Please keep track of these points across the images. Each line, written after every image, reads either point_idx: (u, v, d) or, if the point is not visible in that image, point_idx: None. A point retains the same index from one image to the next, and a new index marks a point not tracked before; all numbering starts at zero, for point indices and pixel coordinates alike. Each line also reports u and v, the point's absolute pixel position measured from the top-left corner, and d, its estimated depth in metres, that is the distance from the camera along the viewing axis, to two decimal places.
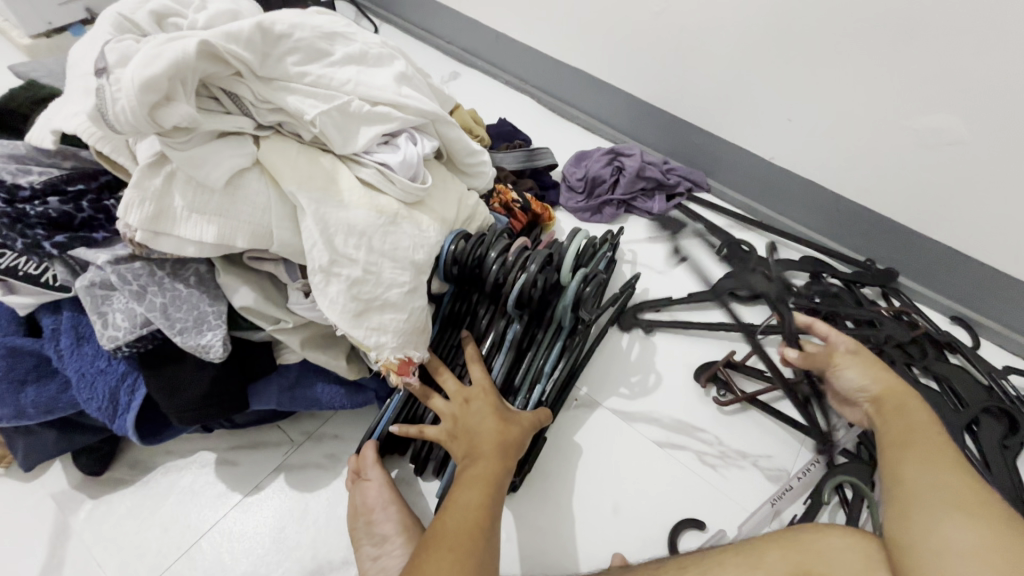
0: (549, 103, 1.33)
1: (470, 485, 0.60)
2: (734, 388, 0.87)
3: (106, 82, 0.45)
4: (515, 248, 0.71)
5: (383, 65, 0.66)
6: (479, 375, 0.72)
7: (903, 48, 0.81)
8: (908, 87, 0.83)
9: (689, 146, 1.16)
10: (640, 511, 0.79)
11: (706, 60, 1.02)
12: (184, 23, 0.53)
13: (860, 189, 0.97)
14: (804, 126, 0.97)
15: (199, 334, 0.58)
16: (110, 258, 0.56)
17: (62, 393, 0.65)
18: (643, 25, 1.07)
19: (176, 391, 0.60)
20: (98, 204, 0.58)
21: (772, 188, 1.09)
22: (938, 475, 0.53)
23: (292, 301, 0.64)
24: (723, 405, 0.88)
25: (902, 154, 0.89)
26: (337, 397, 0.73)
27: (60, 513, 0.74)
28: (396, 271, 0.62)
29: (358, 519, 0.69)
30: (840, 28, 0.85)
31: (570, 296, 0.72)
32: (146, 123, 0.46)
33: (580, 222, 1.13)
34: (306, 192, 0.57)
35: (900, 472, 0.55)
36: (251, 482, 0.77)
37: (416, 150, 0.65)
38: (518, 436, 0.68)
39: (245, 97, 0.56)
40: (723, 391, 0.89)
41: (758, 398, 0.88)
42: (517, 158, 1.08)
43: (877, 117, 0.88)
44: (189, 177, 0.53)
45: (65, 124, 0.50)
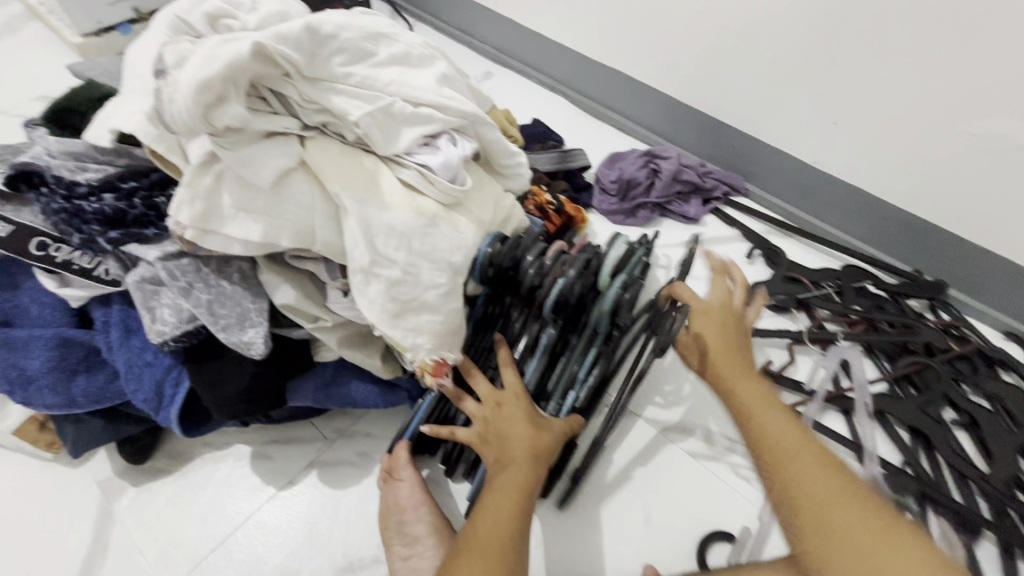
0: (582, 104, 1.32)
1: (502, 491, 0.60)
2: None
3: (164, 84, 0.46)
4: (552, 253, 0.71)
5: (425, 65, 0.66)
6: (512, 379, 0.71)
7: (961, 49, 0.78)
8: (966, 89, 0.80)
9: (728, 149, 1.13)
10: (671, 522, 0.77)
11: (748, 61, 1.00)
12: (236, 25, 0.54)
13: (911, 197, 0.93)
14: (851, 130, 0.94)
15: (242, 330, 0.59)
16: (160, 255, 0.58)
17: (110, 383, 0.67)
18: (683, 25, 1.05)
19: (218, 386, 0.61)
20: (149, 201, 0.59)
21: (814, 194, 1.05)
22: (814, 468, 0.52)
23: (332, 300, 0.65)
24: None
25: (957, 161, 0.86)
26: (371, 395, 0.74)
27: (105, 500, 0.76)
28: (434, 273, 0.62)
29: (390, 518, 0.69)
30: (894, 28, 0.81)
31: (608, 304, 0.70)
32: (201, 123, 0.47)
33: (614, 225, 1.11)
34: (350, 193, 0.58)
35: (778, 462, 0.54)
36: (285, 477, 0.79)
37: (457, 151, 0.65)
38: (549, 443, 0.67)
39: (291, 97, 0.57)
40: None
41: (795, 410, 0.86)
42: (551, 159, 1.09)
43: (931, 121, 0.85)
44: (238, 176, 0.54)
45: (123, 123, 0.51)
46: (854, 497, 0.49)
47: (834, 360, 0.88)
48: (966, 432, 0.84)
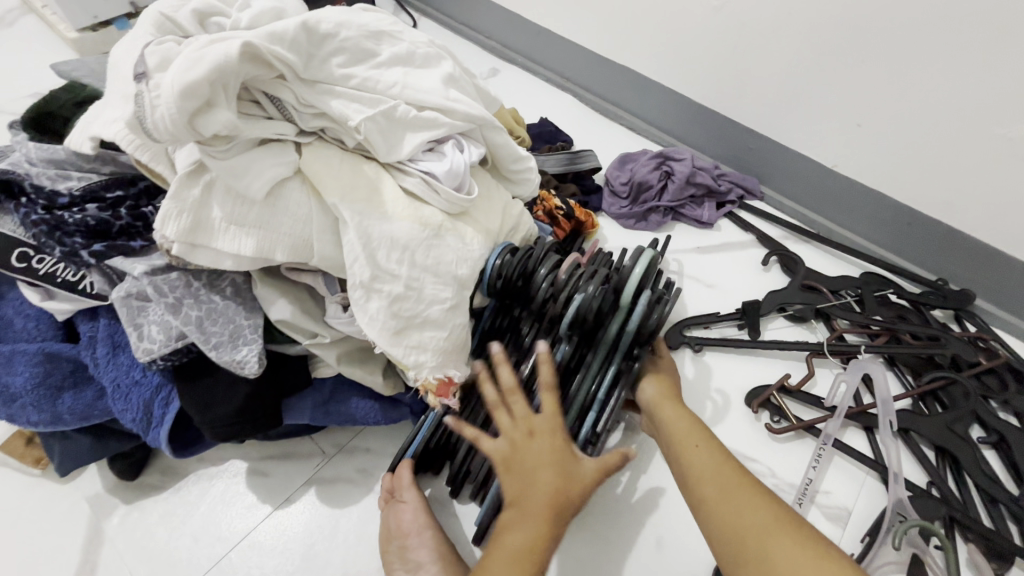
0: (593, 103, 1.27)
1: (511, 560, 0.55)
2: (789, 415, 0.82)
3: (145, 88, 0.42)
4: (566, 265, 0.67)
5: (430, 65, 0.62)
6: (548, 408, 0.63)
7: (998, 48, 0.72)
8: (1002, 91, 0.74)
9: (744, 150, 1.08)
10: (685, 545, 0.74)
11: (767, 59, 0.95)
12: (227, 23, 0.50)
13: (939, 203, 0.88)
14: (876, 133, 0.89)
15: (234, 348, 0.56)
16: (146, 269, 0.54)
17: (98, 401, 0.63)
18: (699, 21, 1.00)
19: (209, 406, 0.58)
20: (136, 211, 0.56)
21: (834, 199, 1.01)
22: (746, 502, 0.53)
23: (330, 315, 0.61)
24: (776, 432, 0.82)
25: (991, 166, 0.81)
26: (372, 412, 0.70)
27: (95, 518, 0.73)
28: (438, 287, 0.58)
29: (391, 542, 0.66)
30: (927, 26, 0.76)
31: (632, 322, 0.67)
32: (186, 131, 0.43)
33: (625, 230, 1.06)
34: (349, 204, 0.54)
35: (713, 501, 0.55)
36: (282, 495, 0.75)
37: (463, 158, 0.61)
38: (576, 497, 0.60)
39: (287, 102, 0.53)
40: (777, 418, 0.84)
41: (815, 427, 0.82)
42: (560, 161, 1.05)
43: (963, 124, 0.80)
44: (229, 187, 0.50)
45: (103, 131, 0.47)
46: (787, 524, 0.50)
47: (856, 373, 0.79)
48: (995, 452, 0.79)
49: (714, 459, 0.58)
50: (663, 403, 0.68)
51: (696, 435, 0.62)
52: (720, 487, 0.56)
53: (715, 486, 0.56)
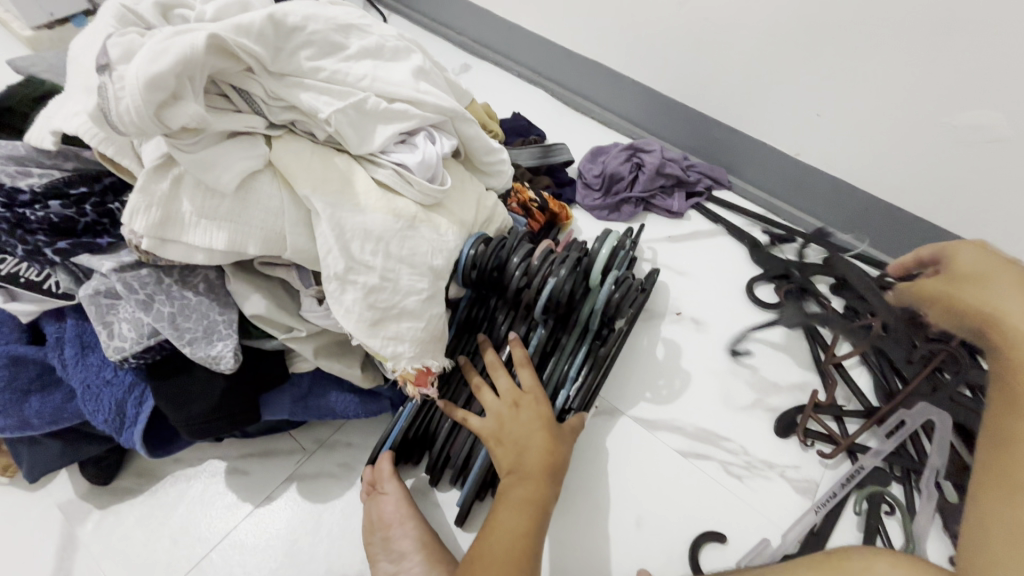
0: (564, 97, 1.29)
1: (516, 509, 0.60)
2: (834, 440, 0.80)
3: (108, 80, 0.42)
4: (539, 253, 0.68)
5: (400, 58, 0.63)
6: (529, 379, 0.70)
7: (944, 41, 0.77)
8: (950, 81, 0.79)
9: (712, 141, 1.11)
10: (663, 522, 0.76)
11: (730, 52, 0.98)
12: (191, 15, 0.50)
13: (893, 189, 0.93)
14: (833, 123, 0.93)
15: (209, 344, 0.56)
16: (115, 266, 0.54)
17: (67, 403, 0.62)
18: (665, 16, 1.02)
19: (184, 404, 0.57)
20: (101, 208, 0.56)
21: (797, 186, 1.04)
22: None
23: (305, 309, 0.61)
24: (827, 459, 0.80)
25: (940, 153, 0.85)
26: (351, 406, 0.70)
27: (67, 524, 0.72)
28: (414, 278, 0.59)
29: (375, 534, 0.66)
30: (878, 19, 0.80)
31: (600, 303, 0.70)
32: (153, 124, 0.43)
33: (599, 221, 1.08)
34: (321, 196, 0.54)
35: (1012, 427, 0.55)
36: (262, 493, 0.75)
37: (435, 149, 0.62)
38: (564, 455, 0.66)
39: (255, 94, 0.53)
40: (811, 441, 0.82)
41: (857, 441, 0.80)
42: (533, 154, 1.06)
43: (914, 113, 0.84)
44: (199, 180, 0.50)
45: (65, 125, 0.47)
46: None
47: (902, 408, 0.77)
48: None
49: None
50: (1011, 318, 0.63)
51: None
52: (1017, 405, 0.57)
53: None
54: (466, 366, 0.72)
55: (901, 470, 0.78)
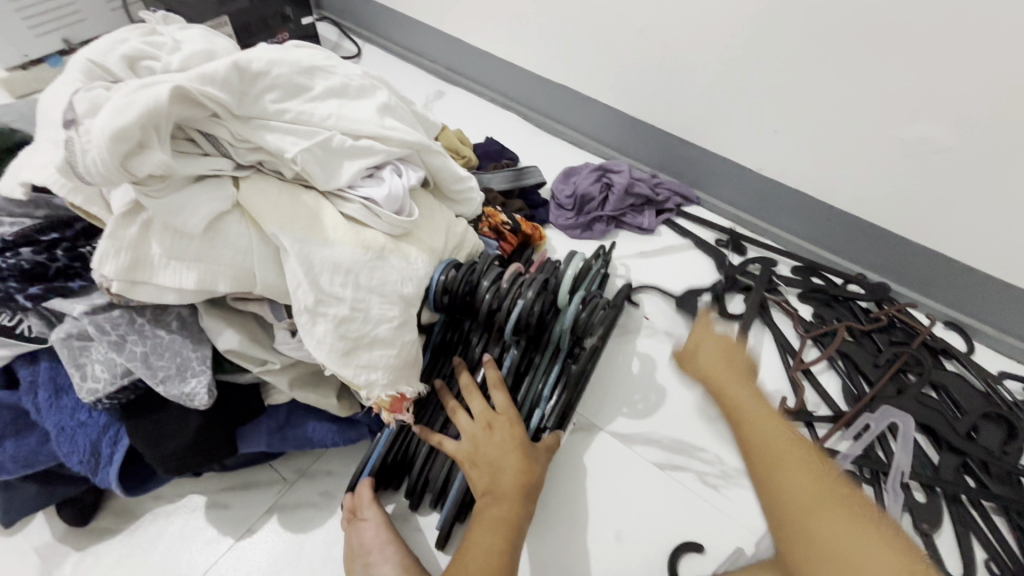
0: (537, 121, 1.32)
1: (490, 527, 0.61)
2: None
3: (75, 134, 0.44)
4: (508, 276, 0.70)
5: (364, 96, 0.65)
6: (502, 400, 0.71)
7: (885, 60, 0.81)
8: (894, 98, 0.83)
9: (678, 158, 1.15)
10: (642, 535, 0.77)
11: (689, 74, 1.02)
12: (157, 66, 0.52)
13: (850, 199, 0.97)
14: (790, 138, 0.97)
15: (183, 381, 0.57)
16: (87, 309, 0.55)
17: (42, 446, 0.62)
18: (626, 41, 1.06)
19: (158, 441, 0.58)
20: (73, 252, 0.57)
21: (761, 199, 1.08)
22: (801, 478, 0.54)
23: (279, 341, 0.62)
24: None
25: (891, 163, 0.89)
26: (329, 434, 0.71)
27: (45, 567, 0.71)
28: (385, 306, 0.61)
29: (355, 561, 0.67)
30: (822, 42, 0.85)
31: (568, 322, 0.71)
32: (118, 173, 0.45)
33: (572, 239, 1.11)
34: (289, 233, 0.56)
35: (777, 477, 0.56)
36: (243, 525, 0.75)
37: (402, 182, 0.64)
38: (538, 473, 0.68)
39: (222, 138, 0.55)
40: None
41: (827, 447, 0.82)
42: (505, 178, 1.09)
43: (865, 127, 0.88)
44: (167, 224, 0.51)
45: (34, 176, 0.49)
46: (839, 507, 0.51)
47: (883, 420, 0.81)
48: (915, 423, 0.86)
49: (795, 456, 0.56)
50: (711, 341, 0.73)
51: (753, 392, 0.65)
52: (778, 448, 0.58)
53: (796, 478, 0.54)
54: (441, 390, 0.73)
55: (869, 471, 0.80)
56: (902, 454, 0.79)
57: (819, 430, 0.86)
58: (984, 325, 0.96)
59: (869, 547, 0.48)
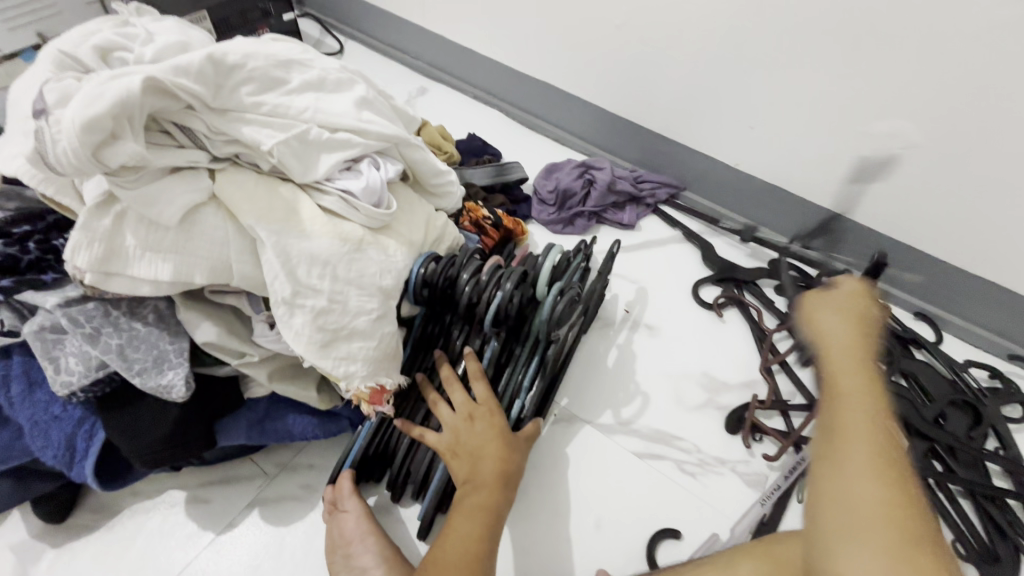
0: (519, 117, 1.33)
1: (470, 515, 0.62)
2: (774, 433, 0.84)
3: (45, 124, 0.44)
4: (487, 268, 0.71)
5: (342, 89, 0.66)
6: (483, 391, 0.72)
7: (854, 57, 0.83)
8: (864, 94, 0.86)
9: (658, 154, 1.17)
10: (621, 523, 0.79)
11: (667, 70, 1.03)
12: (130, 57, 0.52)
13: (823, 194, 1.00)
14: (765, 134, 0.99)
15: (160, 373, 0.57)
16: (60, 301, 0.55)
17: (15, 441, 0.62)
18: (606, 38, 1.08)
19: (135, 434, 0.58)
20: (46, 244, 0.57)
21: (739, 194, 1.10)
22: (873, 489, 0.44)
23: (257, 333, 0.62)
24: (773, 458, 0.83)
25: (862, 159, 0.92)
26: (310, 427, 0.72)
27: (20, 565, 0.71)
28: (363, 298, 0.61)
29: (336, 552, 0.67)
30: (794, 40, 0.87)
31: (546, 314, 0.71)
32: (90, 163, 0.45)
33: (554, 234, 1.12)
34: (266, 225, 0.56)
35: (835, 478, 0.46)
36: (224, 520, 0.75)
37: (379, 175, 0.64)
38: (518, 462, 0.69)
39: (198, 130, 0.55)
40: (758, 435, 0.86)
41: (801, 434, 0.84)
42: (488, 173, 1.10)
43: (837, 123, 0.91)
44: (141, 216, 0.52)
45: (4, 167, 0.49)
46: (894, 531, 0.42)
47: None
48: None
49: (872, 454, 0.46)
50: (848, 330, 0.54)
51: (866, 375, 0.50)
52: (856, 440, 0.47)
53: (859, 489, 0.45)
54: (422, 382, 0.74)
55: None
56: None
57: (793, 419, 0.89)
58: (952, 315, 0.99)
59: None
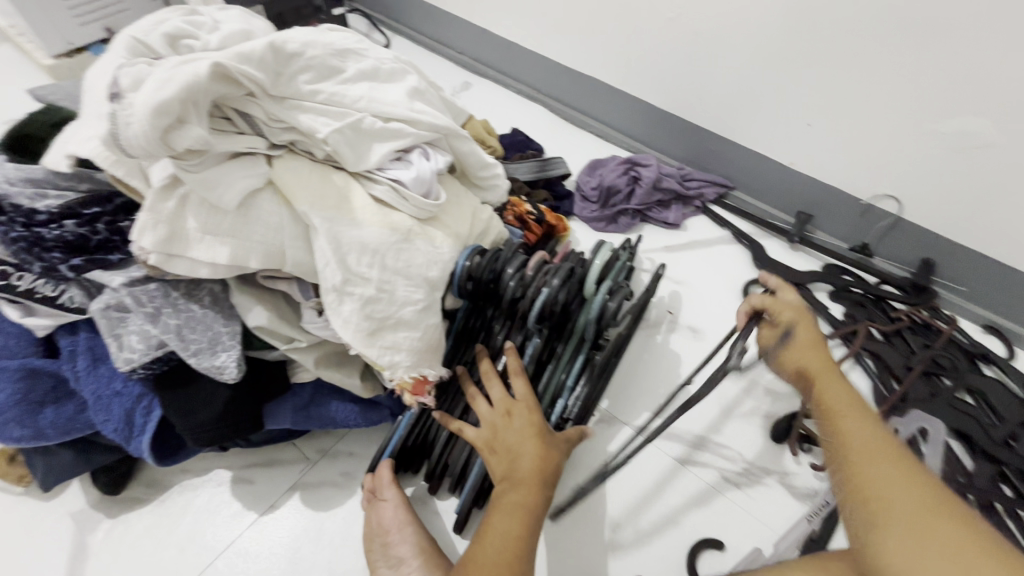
0: (563, 113, 1.32)
1: (508, 512, 0.61)
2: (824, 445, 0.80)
3: (119, 107, 0.46)
4: (533, 263, 0.70)
5: (395, 80, 0.66)
6: (523, 388, 0.71)
7: (926, 51, 0.78)
8: (936, 90, 0.80)
9: (708, 152, 1.13)
10: (661, 530, 0.76)
11: (720, 64, 1.00)
12: (196, 45, 0.53)
13: (886, 196, 0.94)
14: (824, 132, 0.95)
15: (213, 355, 0.58)
16: (126, 280, 0.57)
17: (79, 414, 0.65)
18: (656, 31, 1.05)
19: (189, 412, 0.60)
20: (114, 226, 0.59)
21: (790, 194, 1.06)
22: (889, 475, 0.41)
23: (306, 320, 0.63)
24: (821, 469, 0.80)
25: (931, 160, 0.86)
26: (352, 415, 0.72)
27: (78, 533, 0.74)
28: (410, 288, 0.61)
29: (374, 540, 0.68)
30: (859, 32, 0.82)
31: (594, 312, 0.70)
32: (158, 146, 0.46)
33: (596, 232, 1.10)
34: (319, 212, 0.57)
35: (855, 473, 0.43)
36: (267, 501, 0.77)
37: (429, 166, 0.64)
38: (556, 462, 0.67)
39: (257, 117, 0.56)
40: (805, 446, 0.83)
41: None
42: (531, 168, 1.07)
43: (904, 120, 0.85)
44: (203, 199, 0.53)
45: (79, 149, 0.51)
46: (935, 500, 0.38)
47: (913, 424, 0.77)
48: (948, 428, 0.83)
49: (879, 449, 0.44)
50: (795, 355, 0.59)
51: (845, 386, 0.54)
52: (866, 444, 0.45)
53: (877, 477, 0.42)
54: (463, 377, 0.74)
55: None
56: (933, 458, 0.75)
57: None
58: None
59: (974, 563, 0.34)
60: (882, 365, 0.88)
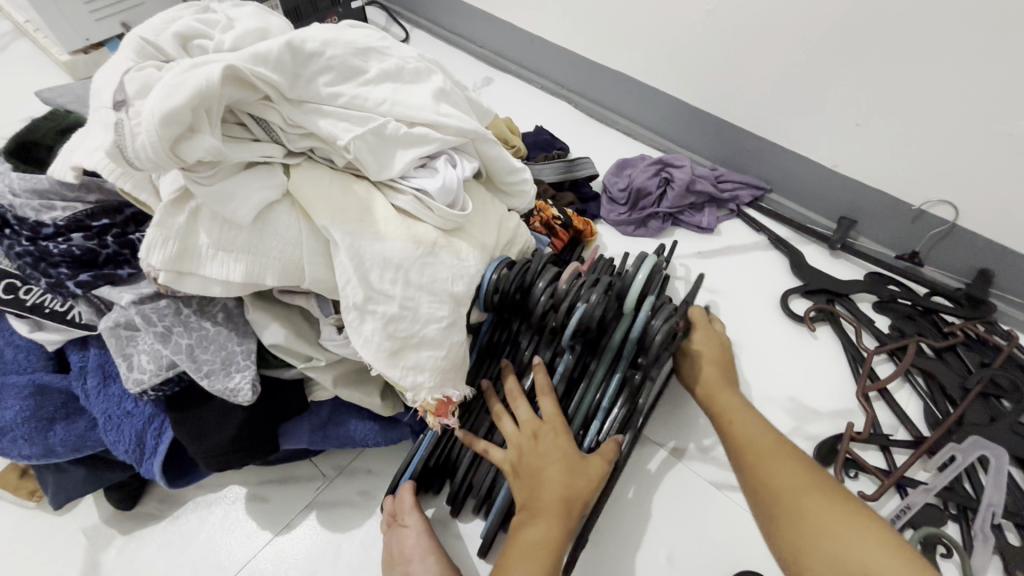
0: (590, 110, 1.26)
1: (529, 548, 0.57)
2: (873, 471, 0.75)
3: (125, 116, 0.42)
4: (566, 276, 0.66)
5: (419, 80, 0.61)
6: (552, 409, 0.66)
7: (995, 46, 0.71)
8: (1004, 88, 0.73)
9: (744, 152, 1.06)
10: (696, 560, 0.72)
11: (760, 59, 0.93)
12: (209, 46, 0.50)
13: (942, 202, 0.87)
14: (874, 133, 0.88)
15: (227, 376, 0.55)
16: (134, 297, 0.54)
17: (90, 431, 0.63)
18: (691, 24, 0.98)
19: (201, 435, 0.57)
20: (123, 239, 0.56)
21: (833, 199, 0.99)
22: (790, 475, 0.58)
23: (325, 337, 0.59)
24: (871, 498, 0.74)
25: (994, 164, 0.79)
26: (371, 434, 0.69)
27: (91, 550, 0.72)
28: (434, 305, 0.57)
29: (394, 568, 0.64)
30: (919, 25, 0.75)
31: (636, 330, 0.66)
32: (167, 158, 0.43)
33: (624, 237, 1.05)
34: (340, 226, 0.53)
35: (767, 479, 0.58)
36: (282, 520, 0.74)
37: (456, 173, 0.60)
38: (586, 491, 0.62)
39: (274, 123, 0.52)
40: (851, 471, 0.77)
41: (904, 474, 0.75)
42: (556, 169, 1.03)
43: (966, 121, 0.78)
44: (215, 213, 0.49)
45: (85, 160, 0.48)
46: (818, 484, 0.56)
47: (973, 452, 0.70)
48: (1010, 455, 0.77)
49: (774, 448, 0.61)
50: (705, 366, 0.72)
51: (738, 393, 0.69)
52: (762, 448, 0.61)
53: (779, 473, 0.58)
54: (489, 394, 0.70)
55: (955, 507, 0.73)
56: (994, 491, 0.69)
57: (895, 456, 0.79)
58: None
59: (863, 539, 0.51)
60: (933, 384, 0.82)
